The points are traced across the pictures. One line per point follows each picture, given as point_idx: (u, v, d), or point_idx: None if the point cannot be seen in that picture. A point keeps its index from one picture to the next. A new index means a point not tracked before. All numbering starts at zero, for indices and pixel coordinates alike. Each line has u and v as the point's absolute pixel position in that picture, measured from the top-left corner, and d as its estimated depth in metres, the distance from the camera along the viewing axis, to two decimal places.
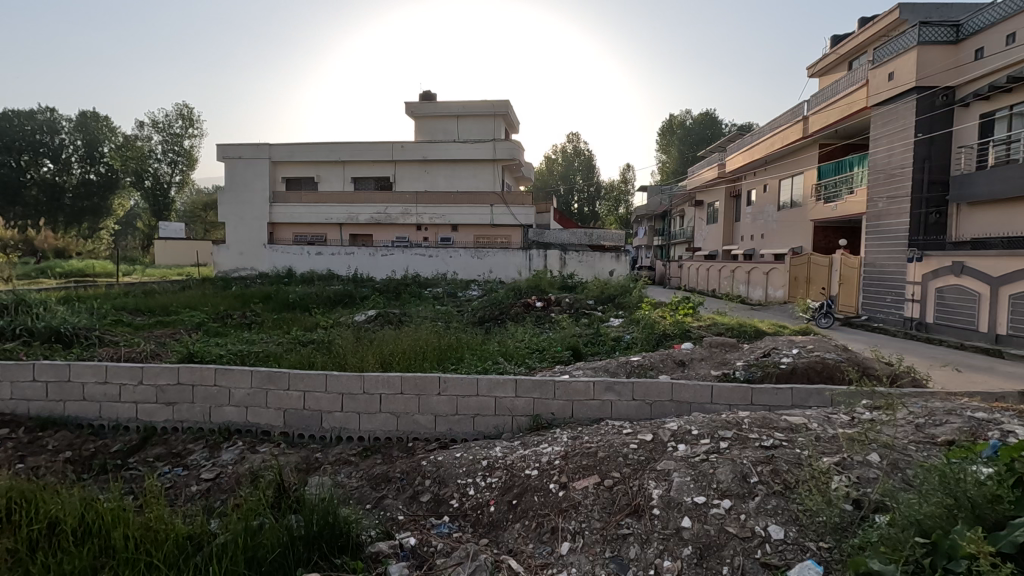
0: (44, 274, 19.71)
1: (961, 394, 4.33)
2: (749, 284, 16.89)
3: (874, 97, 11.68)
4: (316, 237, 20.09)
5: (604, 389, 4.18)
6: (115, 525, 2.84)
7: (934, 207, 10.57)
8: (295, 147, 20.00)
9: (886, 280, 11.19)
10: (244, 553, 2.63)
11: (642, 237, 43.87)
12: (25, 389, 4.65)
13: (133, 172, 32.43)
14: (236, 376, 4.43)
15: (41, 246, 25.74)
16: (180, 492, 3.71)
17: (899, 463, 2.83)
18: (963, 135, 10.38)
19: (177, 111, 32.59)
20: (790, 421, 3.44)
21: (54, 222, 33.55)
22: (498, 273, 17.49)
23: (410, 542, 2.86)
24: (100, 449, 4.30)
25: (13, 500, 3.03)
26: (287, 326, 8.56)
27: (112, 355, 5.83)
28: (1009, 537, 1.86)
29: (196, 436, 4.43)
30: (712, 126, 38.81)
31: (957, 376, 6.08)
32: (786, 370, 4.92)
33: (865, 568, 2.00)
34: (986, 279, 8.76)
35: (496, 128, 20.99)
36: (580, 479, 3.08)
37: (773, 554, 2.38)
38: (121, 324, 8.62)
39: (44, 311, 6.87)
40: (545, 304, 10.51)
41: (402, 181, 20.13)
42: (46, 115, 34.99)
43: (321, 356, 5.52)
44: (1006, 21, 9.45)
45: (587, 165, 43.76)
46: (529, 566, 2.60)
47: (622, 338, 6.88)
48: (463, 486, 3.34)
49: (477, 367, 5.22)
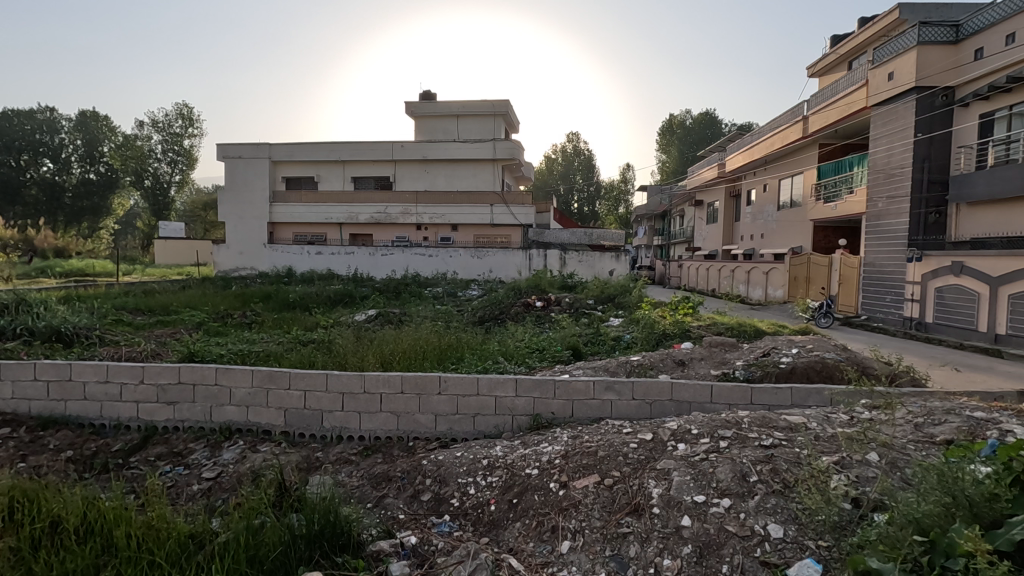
0: (44, 273, 19.72)
1: (961, 395, 4.32)
2: (749, 284, 16.90)
3: (874, 97, 11.69)
4: (316, 237, 20.10)
5: (604, 389, 4.19)
6: (116, 523, 2.85)
7: (934, 207, 10.59)
8: (295, 147, 20.01)
9: (886, 280, 11.20)
10: (246, 552, 2.64)
11: (642, 237, 43.71)
12: (26, 388, 4.66)
13: (133, 171, 32.48)
14: (236, 375, 4.43)
15: (40, 246, 25.70)
16: (181, 491, 3.73)
17: (898, 463, 2.85)
18: (962, 135, 10.39)
19: (178, 111, 32.60)
20: (789, 420, 3.45)
21: (54, 222, 33.50)
22: (497, 273, 17.50)
23: (411, 540, 2.88)
24: (102, 448, 4.31)
25: (15, 499, 3.04)
26: (287, 326, 8.56)
27: (112, 354, 5.83)
28: (1006, 535, 1.87)
29: (196, 435, 4.44)
30: (712, 125, 38.85)
31: (956, 375, 6.08)
32: (785, 369, 4.93)
33: (864, 567, 2.01)
34: (986, 278, 8.77)
35: (496, 128, 21.00)
36: (580, 478, 3.09)
37: (772, 552, 2.39)
38: (122, 323, 8.62)
39: (45, 310, 6.88)
40: (545, 304, 10.51)
41: (402, 181, 20.15)
42: (47, 114, 35.06)
43: (321, 356, 5.53)
44: (1005, 21, 9.46)
45: (587, 165, 43.77)
46: (529, 564, 2.62)
47: (622, 338, 6.88)
48: (464, 485, 3.35)
49: (477, 367, 5.23)
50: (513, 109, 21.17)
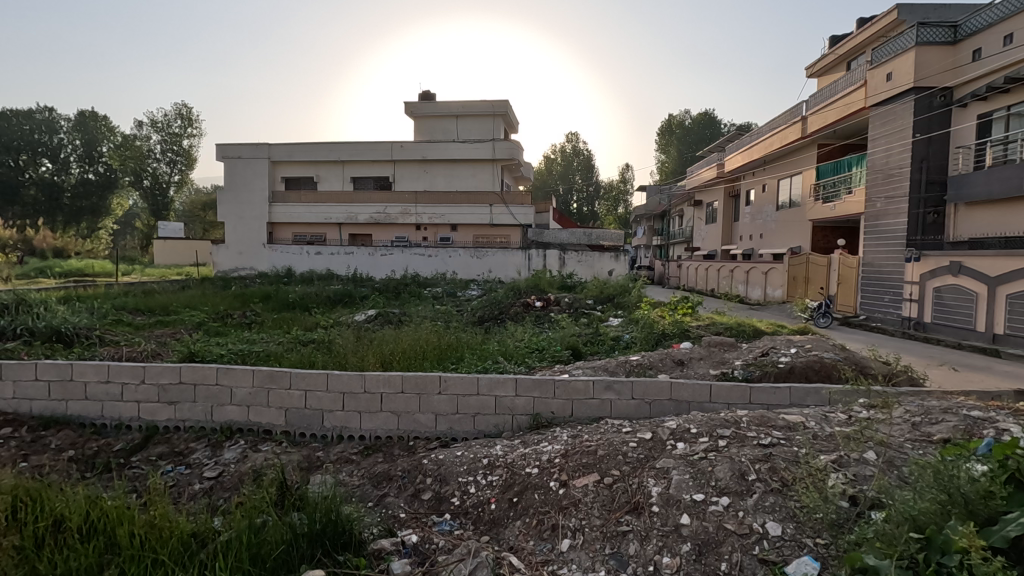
0: (43, 273, 19.74)
1: (958, 394, 4.34)
2: (748, 284, 16.92)
3: (873, 97, 11.71)
4: (316, 237, 20.10)
5: (603, 389, 4.21)
6: (120, 521, 2.88)
7: (932, 207, 10.64)
8: (295, 147, 20.01)
9: (885, 280, 11.23)
10: (247, 550, 2.66)
11: (642, 237, 43.36)
12: (27, 388, 4.68)
13: (132, 171, 32.50)
14: (237, 375, 4.45)
15: (39, 246, 25.68)
16: (183, 490, 3.74)
17: (896, 461, 2.88)
18: (961, 135, 10.42)
19: (177, 112, 32.58)
20: (787, 419, 3.48)
21: (52, 222, 33.47)
22: (497, 273, 17.53)
23: (413, 539, 2.91)
24: (104, 448, 4.32)
25: (19, 498, 3.06)
26: (287, 326, 8.56)
27: (113, 354, 5.85)
28: (1001, 532, 1.89)
29: (197, 434, 4.45)
30: (711, 126, 38.93)
31: (954, 375, 6.11)
32: (784, 369, 4.96)
33: (862, 565, 2.03)
34: (984, 278, 8.81)
35: (496, 128, 21.03)
36: (580, 477, 3.11)
37: (771, 550, 2.41)
38: (121, 323, 8.62)
39: (45, 310, 6.90)
40: (545, 304, 10.54)
41: (401, 181, 20.16)
42: (45, 114, 35.13)
43: (322, 356, 5.55)
44: (1003, 21, 9.49)
45: (586, 165, 43.79)
46: (530, 562, 2.64)
47: (621, 338, 6.89)
48: (465, 484, 3.37)
49: (477, 367, 5.24)
50: (513, 109, 21.20)
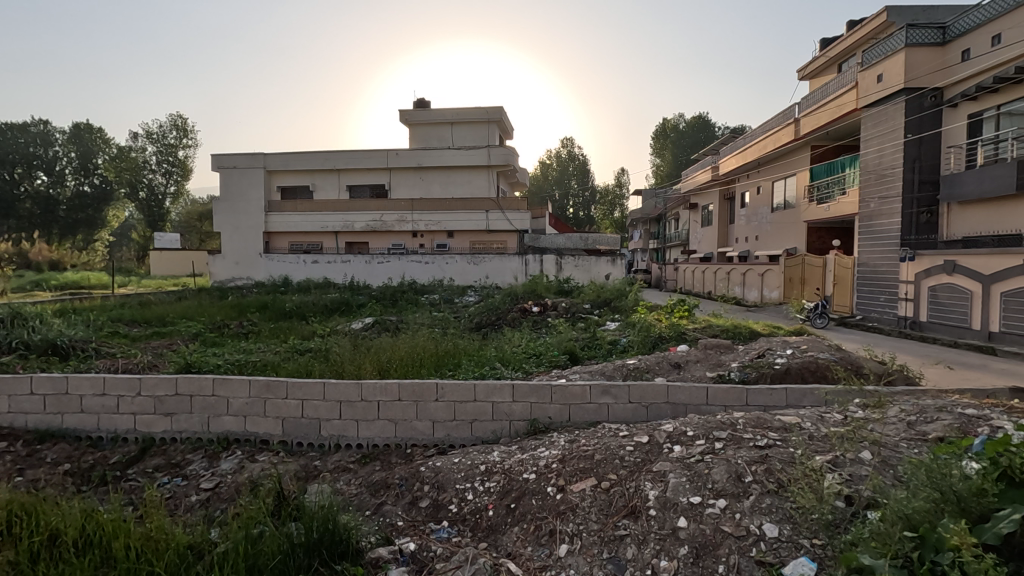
0: (38, 287, 19.73)
1: (954, 391, 4.40)
2: (745, 286, 16.95)
3: (865, 98, 11.77)
4: (312, 246, 20.12)
5: (600, 393, 4.22)
6: (115, 534, 2.87)
7: (924, 207, 10.73)
8: (290, 156, 20.00)
9: (880, 281, 11.29)
10: (245, 561, 2.66)
11: (637, 240, 43.26)
12: (22, 402, 4.66)
13: (127, 183, 32.75)
14: (234, 385, 4.45)
15: (35, 259, 25.64)
16: (180, 502, 3.76)
17: (889, 460, 2.90)
18: (952, 135, 10.48)
19: (172, 121, 32.60)
20: (783, 420, 3.50)
21: (48, 235, 33.52)
22: (494, 278, 17.57)
23: (409, 547, 2.88)
24: (99, 461, 4.32)
25: (14, 512, 3.06)
26: (285, 335, 8.61)
27: (110, 366, 5.85)
28: (993, 529, 1.90)
29: (194, 446, 4.44)
30: (705, 128, 39.40)
31: (948, 373, 6.19)
32: (781, 370, 4.98)
33: (857, 564, 2.03)
34: (979, 277, 8.84)
35: (490, 135, 21.16)
36: (578, 481, 3.12)
37: (768, 551, 2.42)
38: (118, 335, 8.62)
39: (40, 323, 6.87)
40: (542, 309, 10.63)
41: (397, 188, 20.17)
42: (40, 127, 35.24)
43: (318, 365, 5.53)
44: (991, 22, 9.57)
45: (581, 170, 44.19)
46: (528, 568, 2.64)
47: (618, 341, 6.93)
48: (462, 490, 3.36)
49: (474, 372, 5.28)
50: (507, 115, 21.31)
